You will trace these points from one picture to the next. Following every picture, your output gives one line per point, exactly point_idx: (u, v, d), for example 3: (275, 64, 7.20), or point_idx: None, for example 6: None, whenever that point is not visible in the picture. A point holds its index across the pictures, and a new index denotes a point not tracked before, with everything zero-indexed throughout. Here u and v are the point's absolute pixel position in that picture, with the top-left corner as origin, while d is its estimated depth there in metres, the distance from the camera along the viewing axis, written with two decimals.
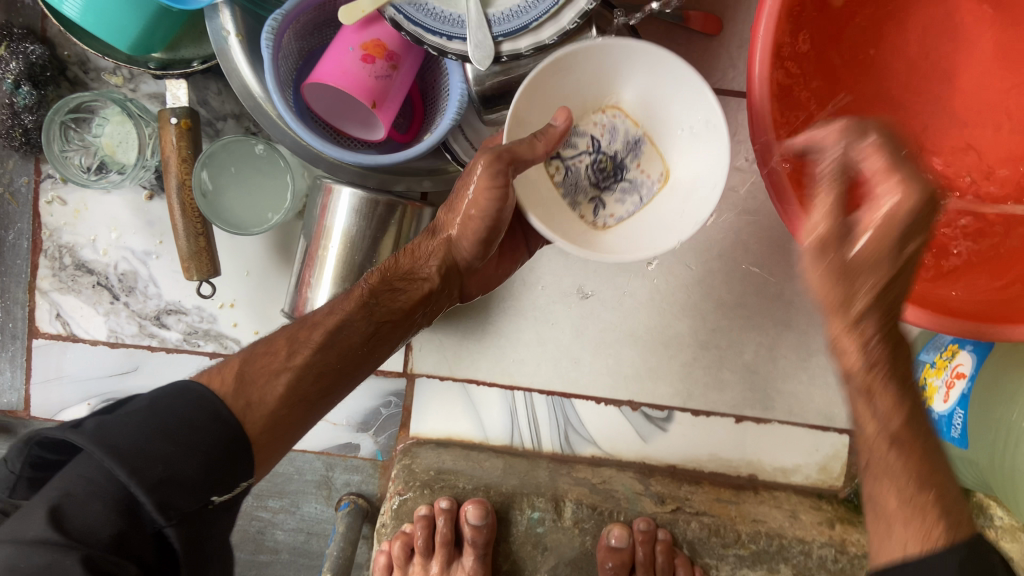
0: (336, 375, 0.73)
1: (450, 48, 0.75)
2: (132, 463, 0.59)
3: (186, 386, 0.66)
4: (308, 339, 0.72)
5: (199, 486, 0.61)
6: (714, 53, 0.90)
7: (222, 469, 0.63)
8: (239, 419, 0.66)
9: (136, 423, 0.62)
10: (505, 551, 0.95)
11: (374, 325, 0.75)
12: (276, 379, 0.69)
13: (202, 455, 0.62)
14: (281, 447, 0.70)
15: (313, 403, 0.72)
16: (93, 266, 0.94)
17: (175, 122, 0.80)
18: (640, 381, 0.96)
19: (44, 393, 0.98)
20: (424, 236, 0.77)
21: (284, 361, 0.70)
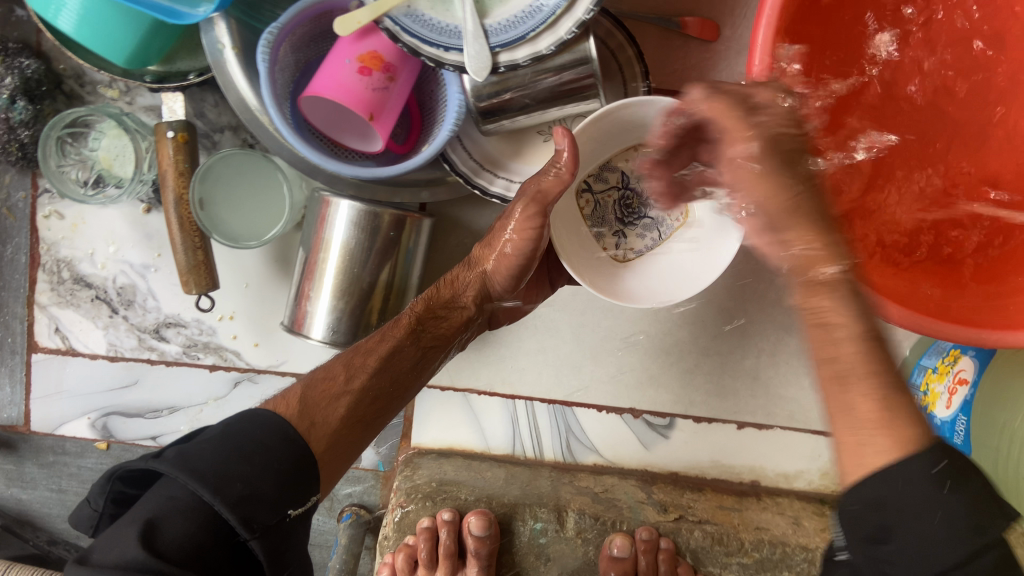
0: (388, 399, 0.76)
1: (448, 59, 0.75)
2: (214, 482, 0.59)
3: (256, 413, 0.67)
4: (364, 366, 0.74)
5: (276, 501, 0.62)
6: (714, 60, 0.90)
7: (294, 485, 0.64)
8: (306, 438, 0.67)
9: (212, 448, 0.62)
10: (509, 562, 0.95)
11: (422, 350, 0.79)
12: (337, 401, 0.71)
13: (276, 474, 0.63)
14: (343, 464, 0.71)
15: (367, 424, 0.74)
16: (92, 280, 0.93)
17: (172, 135, 0.79)
18: (640, 389, 0.96)
19: (44, 407, 0.97)
20: (461, 267, 0.82)
21: (343, 384, 0.73)
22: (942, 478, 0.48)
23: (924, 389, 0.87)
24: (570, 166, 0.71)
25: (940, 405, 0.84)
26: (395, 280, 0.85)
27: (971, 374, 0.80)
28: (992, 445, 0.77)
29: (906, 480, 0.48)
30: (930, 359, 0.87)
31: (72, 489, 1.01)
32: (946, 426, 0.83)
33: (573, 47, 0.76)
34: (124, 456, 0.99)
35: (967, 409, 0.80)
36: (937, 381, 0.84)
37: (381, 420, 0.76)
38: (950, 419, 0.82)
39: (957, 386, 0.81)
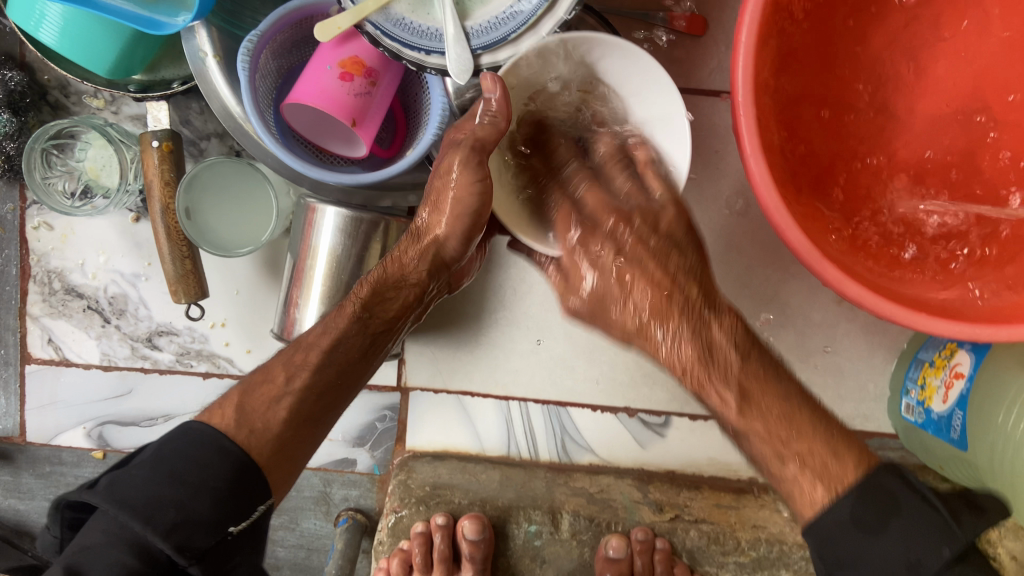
0: (337, 391, 0.74)
1: (429, 63, 0.75)
2: (145, 513, 0.62)
3: (189, 428, 0.68)
4: (307, 361, 0.72)
5: (214, 522, 0.64)
6: (700, 55, 0.89)
7: (236, 500, 0.66)
8: (243, 447, 0.68)
9: (144, 473, 0.65)
10: (505, 564, 0.95)
11: (369, 337, 0.75)
12: (278, 404, 0.71)
13: (212, 492, 0.65)
14: (291, 467, 0.72)
15: (315, 419, 0.73)
16: (83, 290, 0.93)
17: (157, 145, 0.79)
18: (635, 388, 0.95)
19: (39, 418, 0.98)
20: (407, 240, 0.75)
21: (283, 386, 0.72)
22: (857, 516, 0.63)
23: (923, 383, 0.86)
24: (502, 111, 0.68)
25: (937, 399, 0.82)
26: None
27: (967, 368, 0.77)
28: (991, 442, 0.75)
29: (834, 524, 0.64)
30: (928, 353, 0.86)
31: None
32: (943, 420, 0.81)
33: None
34: None
35: (963, 404, 0.78)
36: (935, 375, 0.84)
37: (340, 398, 0.76)
38: (948, 414, 0.80)
39: (954, 380, 0.79)
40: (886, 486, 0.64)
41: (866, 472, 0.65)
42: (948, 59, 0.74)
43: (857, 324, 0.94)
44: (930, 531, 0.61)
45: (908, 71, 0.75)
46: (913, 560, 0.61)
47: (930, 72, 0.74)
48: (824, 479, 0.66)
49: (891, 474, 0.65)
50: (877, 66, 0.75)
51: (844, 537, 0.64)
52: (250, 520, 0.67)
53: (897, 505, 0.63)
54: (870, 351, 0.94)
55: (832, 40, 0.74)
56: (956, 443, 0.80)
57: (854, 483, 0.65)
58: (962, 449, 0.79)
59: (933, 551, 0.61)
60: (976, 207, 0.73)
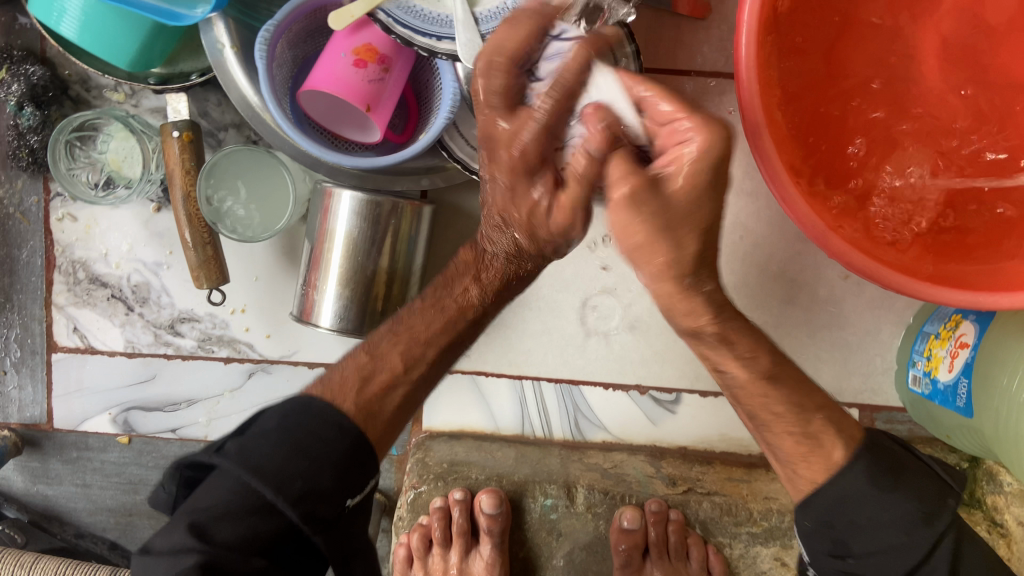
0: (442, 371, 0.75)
1: (440, 48, 0.77)
2: (276, 481, 0.61)
3: (309, 401, 0.66)
4: (421, 356, 0.71)
5: (334, 494, 0.63)
6: (704, 39, 0.91)
7: (354, 474, 0.65)
8: (360, 425, 0.67)
9: (273, 439, 0.64)
10: (520, 539, 0.97)
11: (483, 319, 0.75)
12: (393, 393, 0.70)
13: (335, 464, 0.64)
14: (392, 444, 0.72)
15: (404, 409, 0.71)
16: (107, 279, 0.96)
17: (176, 135, 0.82)
18: (646, 366, 0.97)
19: (66, 405, 1.01)
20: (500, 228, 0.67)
21: (399, 375, 0.70)
22: (873, 475, 0.68)
23: (929, 354, 0.87)
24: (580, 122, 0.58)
25: (943, 368, 0.84)
26: (398, 267, 0.86)
27: (972, 338, 0.80)
28: (994, 407, 0.77)
29: (853, 496, 0.68)
30: (933, 325, 0.88)
31: (96, 483, 1.04)
32: (949, 389, 0.83)
33: None
34: (145, 450, 1.02)
35: (968, 371, 0.80)
36: (941, 346, 0.85)
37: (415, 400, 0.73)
38: (953, 382, 0.82)
39: (959, 350, 0.81)
40: (884, 443, 0.71)
41: (868, 433, 0.71)
42: (945, 36, 0.76)
43: (864, 300, 0.96)
44: (932, 488, 0.69)
45: (906, 53, 0.77)
46: (927, 510, 0.68)
47: (927, 56, 0.77)
48: (845, 437, 0.69)
49: (884, 437, 0.72)
50: (879, 46, 0.77)
51: (863, 499, 0.67)
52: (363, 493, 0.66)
53: (901, 464, 0.69)
54: (876, 325, 0.96)
55: (835, 22, 0.76)
56: (961, 410, 0.82)
57: (864, 439, 0.70)
58: (967, 416, 0.81)
59: (941, 499, 0.69)
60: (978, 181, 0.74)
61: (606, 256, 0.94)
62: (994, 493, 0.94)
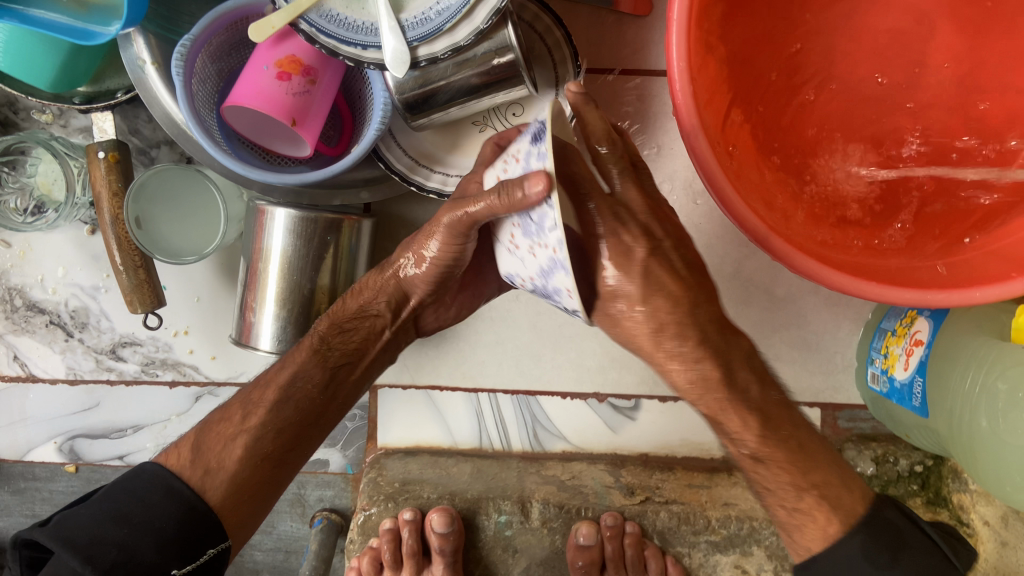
0: (298, 428, 0.75)
1: (366, 58, 0.75)
2: (86, 550, 0.64)
3: (141, 467, 0.71)
4: (267, 404, 0.74)
5: (155, 563, 0.65)
6: (648, 36, 0.88)
7: (182, 542, 0.67)
8: (197, 489, 0.70)
9: (92, 511, 0.67)
10: (475, 557, 0.96)
11: (330, 371, 0.76)
12: (233, 442, 0.72)
13: (157, 534, 0.66)
14: (255, 503, 0.73)
15: (279, 461, 0.75)
16: (44, 305, 0.93)
17: (102, 156, 0.79)
18: (604, 373, 0.95)
19: (10, 435, 0.98)
20: (373, 273, 0.77)
21: (239, 424, 0.73)
22: (867, 551, 0.66)
23: (886, 352, 0.85)
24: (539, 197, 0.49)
25: (899, 367, 0.82)
26: (339, 285, 0.84)
27: (926, 335, 0.77)
28: (948, 404, 0.75)
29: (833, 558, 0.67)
30: (890, 322, 0.86)
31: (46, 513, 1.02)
32: (905, 388, 0.81)
33: (493, 35, 0.74)
34: (94, 477, 0.99)
35: (922, 371, 0.77)
36: (897, 343, 0.83)
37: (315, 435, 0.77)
38: (909, 381, 0.80)
39: (914, 347, 0.79)
40: (886, 516, 0.69)
41: (871, 506, 0.69)
42: (886, 34, 0.74)
43: (823, 297, 0.93)
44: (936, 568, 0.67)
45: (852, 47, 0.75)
46: None
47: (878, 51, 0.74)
48: (839, 511, 0.68)
49: (889, 508, 0.70)
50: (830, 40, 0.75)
51: (855, 571, 0.66)
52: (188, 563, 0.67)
53: (902, 540, 0.67)
54: (835, 323, 0.94)
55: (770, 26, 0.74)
56: (917, 409, 0.80)
57: (863, 513, 0.68)
58: (924, 416, 0.79)
59: None
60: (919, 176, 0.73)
61: None
62: (958, 490, 0.93)
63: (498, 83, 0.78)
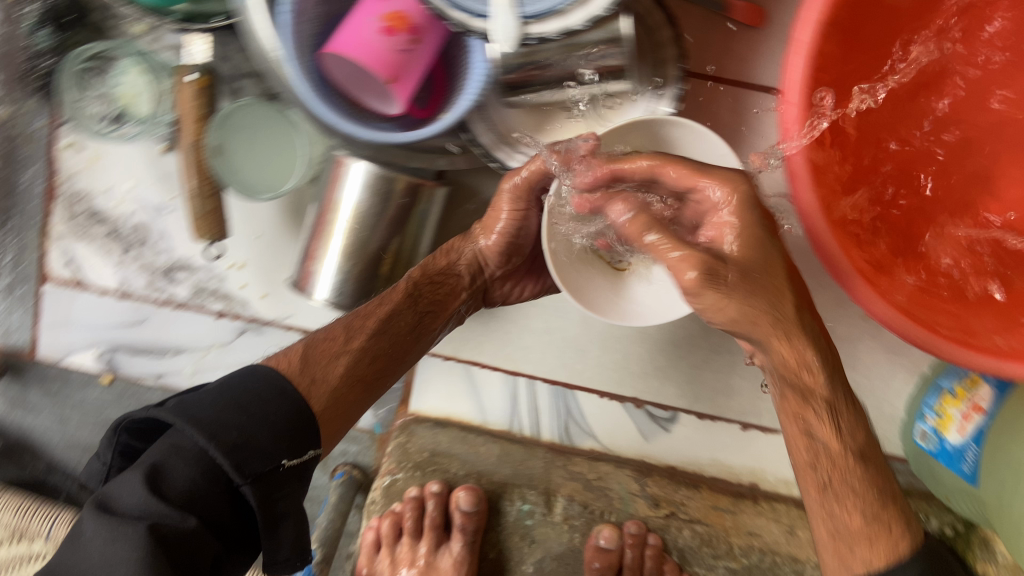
0: (389, 359, 0.78)
1: (473, 26, 0.72)
2: (210, 429, 0.64)
3: (255, 368, 0.71)
4: (362, 327, 0.77)
5: (270, 450, 0.66)
6: (756, 49, 0.85)
7: (292, 436, 0.68)
8: (305, 393, 0.71)
9: (211, 399, 0.67)
10: (493, 539, 0.96)
11: (419, 314, 0.81)
12: (336, 359, 0.74)
13: (272, 424, 0.67)
14: (346, 421, 0.74)
15: (369, 384, 0.77)
16: (106, 216, 0.93)
17: (193, 79, 0.79)
18: (646, 379, 0.96)
19: (52, 336, 0.98)
20: (460, 239, 0.85)
21: (342, 344, 0.75)
22: None
23: (939, 410, 0.83)
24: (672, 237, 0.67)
25: (953, 429, 0.81)
26: (403, 250, 0.85)
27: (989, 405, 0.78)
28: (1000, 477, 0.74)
29: None
30: (947, 381, 0.83)
31: (75, 417, 1.00)
32: (955, 452, 0.81)
33: (606, 25, 0.73)
34: (127, 393, 0.99)
35: (979, 440, 0.78)
36: (953, 405, 0.81)
37: (394, 369, 0.80)
38: (961, 447, 0.80)
39: (973, 414, 0.79)
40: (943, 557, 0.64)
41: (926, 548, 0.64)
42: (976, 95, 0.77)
43: (879, 343, 0.91)
44: None
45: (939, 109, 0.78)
46: None
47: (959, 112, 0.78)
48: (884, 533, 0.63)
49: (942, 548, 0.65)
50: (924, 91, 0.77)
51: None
52: (301, 461, 0.69)
53: None
54: (888, 370, 0.92)
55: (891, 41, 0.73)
56: (967, 477, 0.80)
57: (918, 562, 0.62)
58: (972, 484, 0.79)
59: None
60: (941, 236, 0.77)
61: None
62: (984, 562, 0.87)
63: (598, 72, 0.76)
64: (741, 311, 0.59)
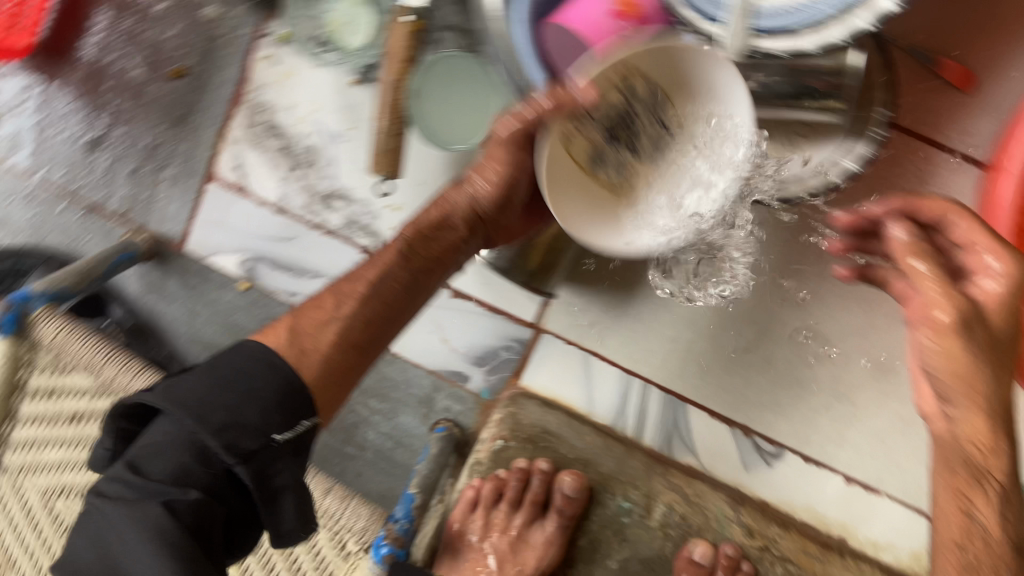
0: (383, 324, 0.72)
1: (703, 28, 0.71)
2: (198, 412, 0.60)
3: (241, 342, 0.65)
4: (351, 292, 0.71)
5: (260, 426, 0.61)
6: (958, 109, 0.85)
7: (287, 410, 0.63)
8: (295, 365, 0.65)
9: (201, 377, 0.62)
10: (585, 527, 0.96)
11: (411, 274, 0.74)
12: (325, 327, 0.69)
13: (262, 402, 0.62)
14: (343, 386, 0.69)
15: (366, 349, 0.71)
16: (284, 130, 0.97)
17: (409, 21, 0.81)
18: (760, 410, 0.95)
19: (204, 232, 1.01)
20: (451, 189, 0.78)
21: (332, 311, 0.70)
22: None
23: None
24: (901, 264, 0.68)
25: None
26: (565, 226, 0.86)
27: None
28: None
29: None
30: None
31: (204, 313, 1.03)
32: None
33: (833, 54, 0.74)
34: (259, 302, 1.01)
35: None
36: None
37: (393, 328, 0.75)
38: None
39: None
40: None
41: None
42: None
43: None
44: None
45: None
46: None
47: None
48: None
49: None
50: None
51: None
52: (296, 439, 0.64)
53: None
54: None
55: None
56: None
57: None
58: None
59: None
60: None
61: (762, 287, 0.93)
62: None
63: (815, 99, 0.76)
64: (973, 372, 0.61)
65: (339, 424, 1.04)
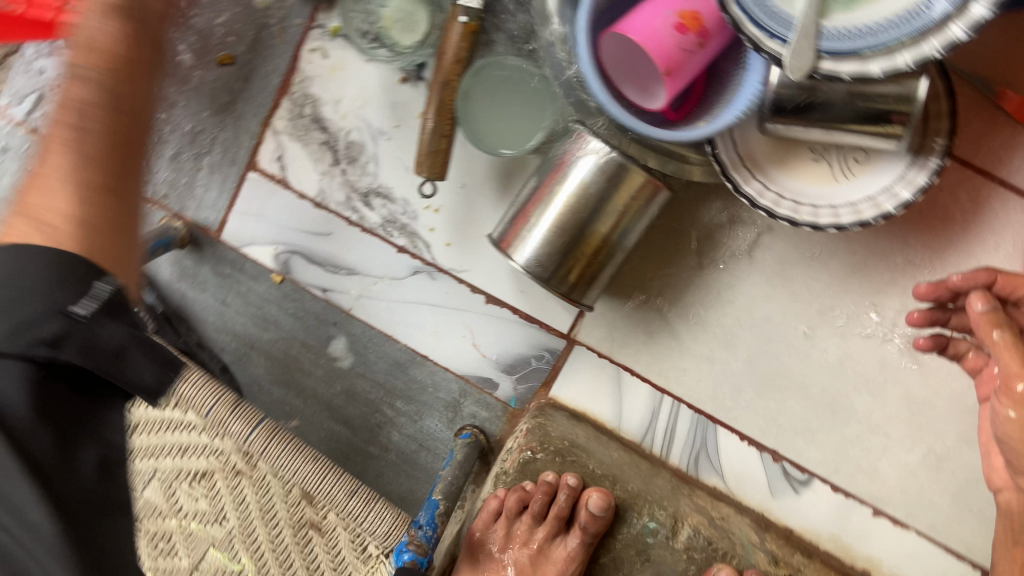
0: (113, 159, 0.66)
1: (767, 46, 0.69)
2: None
3: None
4: (55, 155, 0.64)
5: (57, 295, 0.57)
6: (1014, 144, 0.84)
7: (73, 271, 0.58)
8: (55, 213, 0.61)
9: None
10: (607, 545, 0.92)
11: (87, 120, 0.65)
12: (57, 184, 0.62)
13: (53, 277, 0.57)
14: (127, 229, 0.65)
15: (117, 191, 0.65)
16: (328, 125, 0.96)
17: (465, 21, 0.78)
18: (791, 436, 0.93)
19: (240, 223, 1.01)
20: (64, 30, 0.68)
21: (53, 171, 0.63)
22: None
23: None
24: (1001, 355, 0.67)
25: None
26: (611, 238, 0.83)
27: None
28: None
29: None
30: None
31: (234, 306, 1.03)
32: None
33: (901, 81, 0.71)
34: (292, 295, 1.01)
35: None
36: None
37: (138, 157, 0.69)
38: None
39: None
40: None
41: None
42: None
43: None
44: None
45: None
46: None
47: None
48: None
49: None
50: None
51: None
52: (104, 302, 0.60)
53: None
54: None
55: None
56: None
57: None
58: None
59: None
60: None
61: (804, 310, 0.91)
62: None
63: (877, 124, 0.74)
64: None
65: (363, 423, 1.03)
